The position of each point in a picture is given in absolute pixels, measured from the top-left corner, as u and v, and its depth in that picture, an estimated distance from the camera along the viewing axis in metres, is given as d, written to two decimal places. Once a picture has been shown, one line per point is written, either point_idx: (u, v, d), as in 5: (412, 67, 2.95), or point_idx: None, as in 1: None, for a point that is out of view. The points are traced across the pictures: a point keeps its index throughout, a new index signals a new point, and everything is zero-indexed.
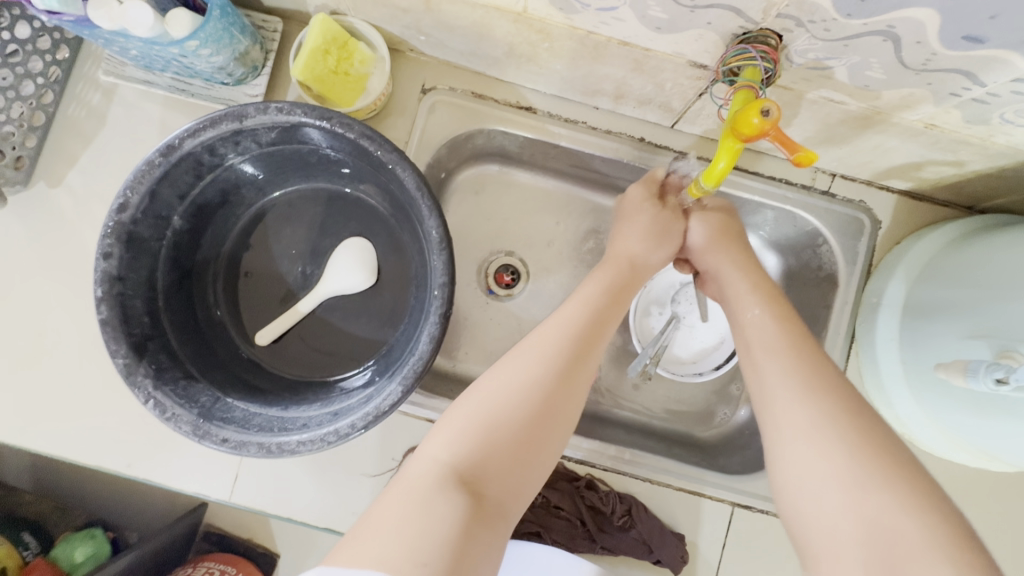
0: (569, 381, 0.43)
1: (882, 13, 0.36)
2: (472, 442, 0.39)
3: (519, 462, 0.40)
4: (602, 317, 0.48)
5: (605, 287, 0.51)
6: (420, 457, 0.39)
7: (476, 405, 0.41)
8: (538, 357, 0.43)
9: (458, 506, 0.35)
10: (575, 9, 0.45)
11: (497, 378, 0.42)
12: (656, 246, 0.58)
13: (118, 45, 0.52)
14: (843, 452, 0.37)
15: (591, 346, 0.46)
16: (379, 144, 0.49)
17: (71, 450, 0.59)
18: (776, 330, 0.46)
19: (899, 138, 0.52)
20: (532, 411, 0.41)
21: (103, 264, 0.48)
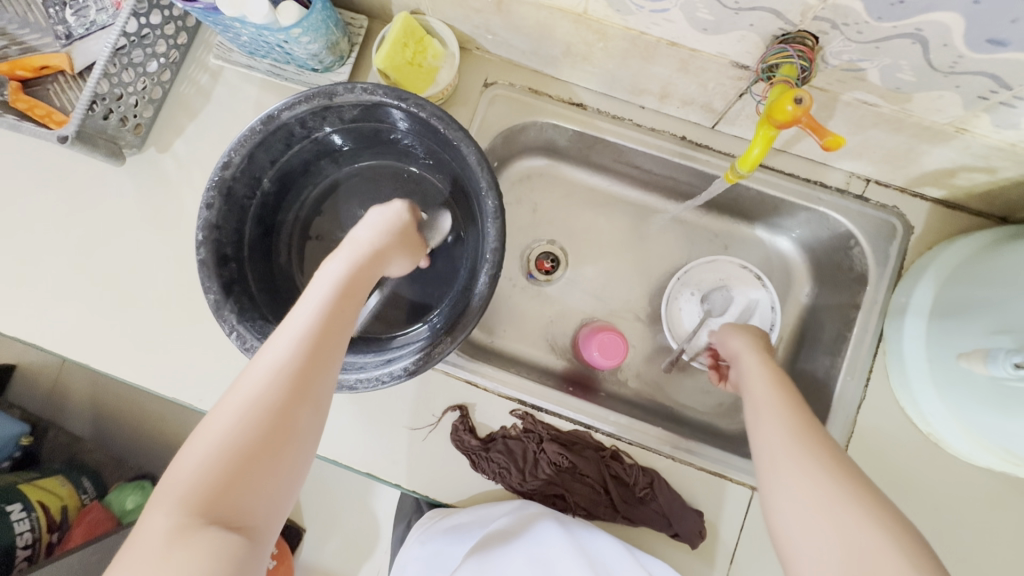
0: (304, 393, 0.41)
1: (911, 16, 0.41)
2: (211, 468, 0.37)
3: (280, 482, 0.39)
4: (335, 311, 0.46)
5: (338, 280, 0.48)
6: (167, 482, 0.37)
7: (209, 426, 0.39)
8: (266, 375, 0.41)
9: (219, 540, 0.35)
10: (630, 11, 0.51)
11: (236, 393, 0.40)
12: (400, 257, 0.55)
13: (233, 30, 0.60)
14: (827, 476, 0.40)
15: (317, 354, 0.43)
16: (448, 123, 0.55)
17: (156, 382, 0.68)
18: (771, 390, 0.50)
19: (930, 143, 0.55)
20: (255, 427, 0.39)
21: (205, 213, 0.56)
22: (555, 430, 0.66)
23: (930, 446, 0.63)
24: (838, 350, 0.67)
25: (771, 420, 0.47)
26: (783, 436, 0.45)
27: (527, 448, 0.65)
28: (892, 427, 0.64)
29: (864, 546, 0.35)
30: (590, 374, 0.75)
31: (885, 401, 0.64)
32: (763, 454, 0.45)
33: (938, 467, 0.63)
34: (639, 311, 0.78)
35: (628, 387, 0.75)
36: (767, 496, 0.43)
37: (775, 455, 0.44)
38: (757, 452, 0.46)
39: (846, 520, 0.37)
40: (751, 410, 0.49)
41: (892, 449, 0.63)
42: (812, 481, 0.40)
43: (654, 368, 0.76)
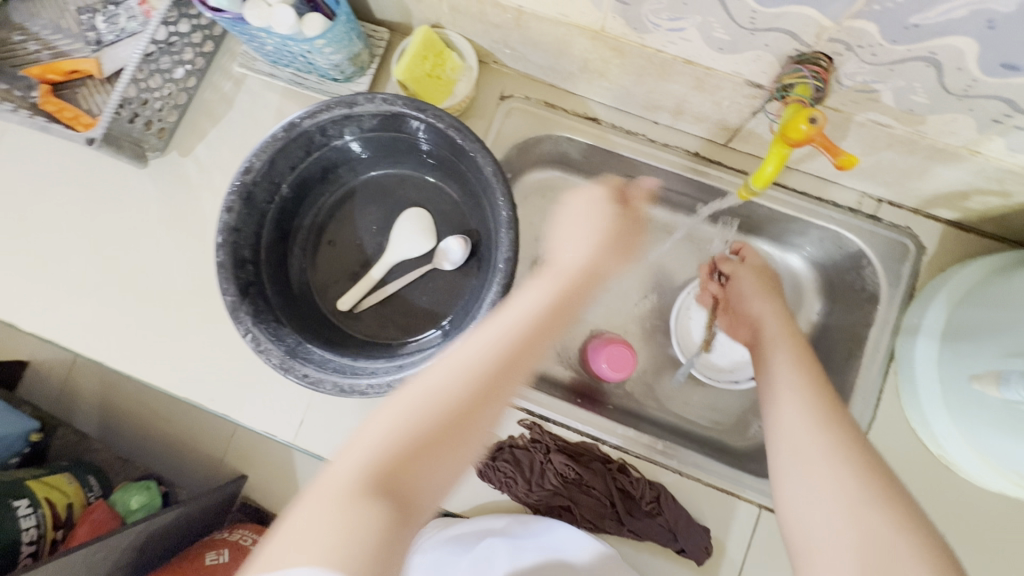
0: (503, 380, 0.40)
1: (925, 41, 0.41)
2: (411, 436, 0.36)
3: (455, 462, 0.38)
4: (553, 304, 0.46)
5: (543, 289, 0.48)
6: (350, 448, 0.36)
7: (415, 398, 0.38)
8: (473, 359, 0.40)
9: (377, 515, 0.33)
10: (647, 29, 0.52)
11: (435, 371, 0.40)
12: (616, 257, 0.55)
13: (258, 40, 0.62)
14: (854, 481, 0.44)
15: (535, 345, 0.43)
16: (465, 134, 0.57)
17: (170, 380, 0.69)
18: (797, 376, 0.54)
19: (943, 164, 0.56)
20: (466, 409, 0.38)
21: (225, 216, 0.57)
22: (562, 441, 0.66)
23: (941, 469, 0.63)
24: (848, 369, 0.67)
25: (794, 407, 0.51)
26: (808, 434, 0.49)
27: (533, 458, 0.65)
28: (902, 448, 0.63)
29: (881, 547, 0.39)
30: (598, 386, 0.75)
31: (895, 421, 0.64)
32: (787, 447, 0.49)
33: (950, 490, 0.62)
34: (649, 325, 0.78)
35: (635, 400, 0.75)
36: (783, 488, 0.48)
37: (803, 456, 0.48)
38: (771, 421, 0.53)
39: (870, 522, 0.41)
40: (771, 392, 0.55)
41: (902, 470, 0.63)
42: (837, 483, 0.44)
43: (662, 381, 0.76)
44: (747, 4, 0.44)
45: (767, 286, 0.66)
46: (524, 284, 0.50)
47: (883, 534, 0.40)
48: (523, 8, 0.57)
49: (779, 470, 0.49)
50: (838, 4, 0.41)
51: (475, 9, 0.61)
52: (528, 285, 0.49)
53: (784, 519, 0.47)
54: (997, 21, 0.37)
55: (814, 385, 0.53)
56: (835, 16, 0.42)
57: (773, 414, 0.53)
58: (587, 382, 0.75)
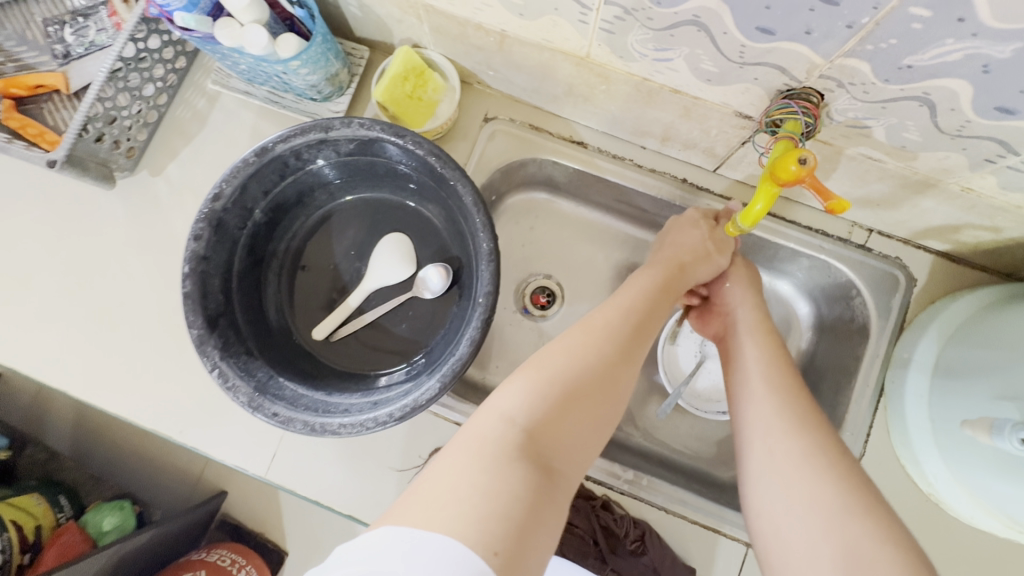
0: (620, 366, 0.47)
1: (917, 81, 0.40)
2: (545, 408, 0.42)
3: (585, 437, 0.44)
4: (654, 305, 0.54)
5: (659, 281, 0.57)
6: (490, 413, 0.42)
7: (541, 370, 0.44)
8: (601, 339, 0.48)
9: (526, 478, 0.38)
10: (633, 58, 0.51)
11: (566, 350, 0.46)
12: (710, 258, 0.61)
13: (231, 59, 0.60)
14: (831, 488, 0.43)
15: (645, 330, 0.52)
16: (445, 162, 0.54)
17: (136, 410, 0.66)
18: (769, 375, 0.53)
19: (934, 199, 0.54)
20: (590, 390, 0.45)
21: (192, 244, 0.54)
22: None
23: (932, 507, 0.61)
24: (838, 401, 0.66)
25: (768, 408, 0.50)
26: (781, 437, 0.47)
27: None
28: (892, 484, 0.62)
29: (860, 555, 0.38)
30: None
31: (885, 456, 0.62)
32: (762, 451, 0.48)
33: (940, 528, 0.61)
34: None
35: (621, 430, 0.73)
36: (759, 495, 0.46)
37: (777, 460, 0.46)
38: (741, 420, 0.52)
39: (850, 533, 0.40)
40: (744, 393, 0.53)
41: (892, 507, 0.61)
42: (815, 487, 0.43)
43: (648, 411, 0.74)
44: (736, 38, 0.42)
45: (751, 280, 0.64)
46: (638, 273, 0.58)
47: (860, 545, 0.39)
48: (506, 32, 0.55)
49: (755, 476, 0.48)
50: (829, 42, 0.39)
51: (457, 30, 0.59)
52: (641, 275, 0.58)
53: (758, 525, 0.46)
54: (993, 65, 0.36)
55: (783, 385, 0.52)
56: (826, 53, 0.40)
57: (746, 413, 0.51)
58: None
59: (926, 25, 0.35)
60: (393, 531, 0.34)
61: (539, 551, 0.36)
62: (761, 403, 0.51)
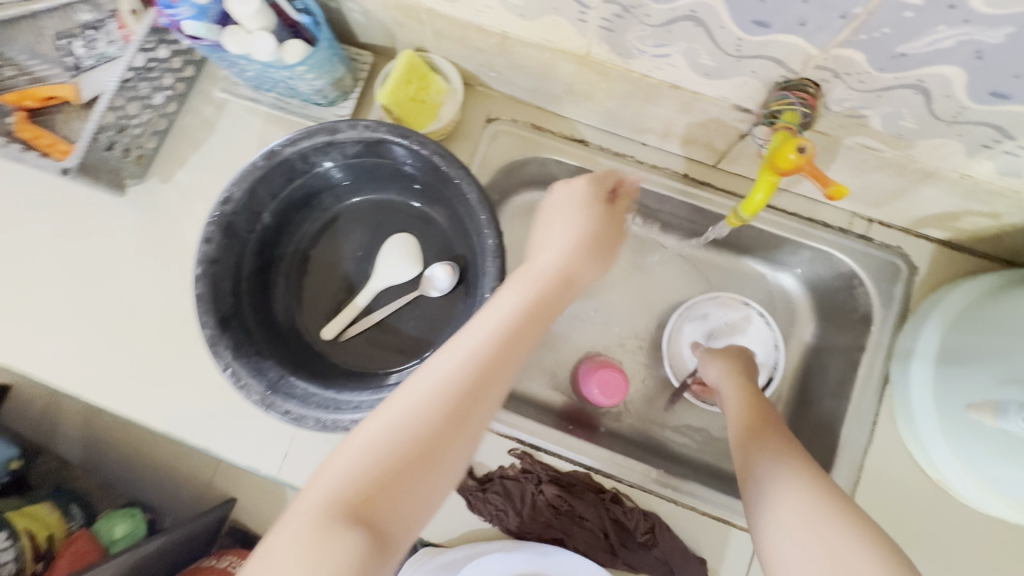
0: (467, 405, 0.39)
1: (912, 69, 0.41)
2: (370, 470, 0.36)
3: (423, 494, 0.37)
4: (519, 337, 0.43)
5: (525, 299, 0.45)
6: (314, 485, 0.37)
7: (375, 423, 0.39)
8: (437, 386, 0.40)
9: (351, 547, 0.34)
10: (633, 54, 0.52)
11: (399, 398, 0.40)
12: (594, 261, 0.51)
13: (238, 66, 0.61)
14: (809, 496, 0.42)
15: (502, 362, 0.41)
16: (450, 161, 0.55)
17: (148, 413, 0.67)
18: (745, 423, 0.53)
19: (934, 187, 0.55)
20: (422, 444, 0.38)
21: (203, 247, 0.55)
22: (554, 470, 0.65)
23: (939, 493, 0.61)
24: (844, 390, 0.66)
25: (758, 444, 0.50)
26: (764, 464, 0.47)
27: (525, 489, 0.64)
28: (900, 472, 0.62)
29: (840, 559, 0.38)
30: (589, 410, 0.74)
31: (892, 445, 0.63)
32: (754, 485, 0.47)
33: (950, 515, 0.61)
34: (641, 346, 0.77)
35: (629, 425, 0.74)
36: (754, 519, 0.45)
37: (769, 484, 0.45)
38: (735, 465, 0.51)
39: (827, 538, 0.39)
40: (734, 438, 0.53)
41: (900, 496, 0.61)
42: (797, 502, 0.42)
43: (655, 404, 0.75)
44: (733, 32, 0.43)
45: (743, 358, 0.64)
46: (501, 288, 0.47)
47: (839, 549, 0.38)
48: (508, 34, 0.56)
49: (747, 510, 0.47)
50: (824, 33, 0.40)
51: (459, 33, 0.60)
52: (505, 290, 0.47)
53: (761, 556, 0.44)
54: (985, 51, 0.37)
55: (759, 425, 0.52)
56: (821, 44, 0.41)
57: (740, 454, 0.51)
58: (578, 407, 0.74)
59: (918, 13, 0.35)
60: None
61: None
62: (747, 442, 0.51)
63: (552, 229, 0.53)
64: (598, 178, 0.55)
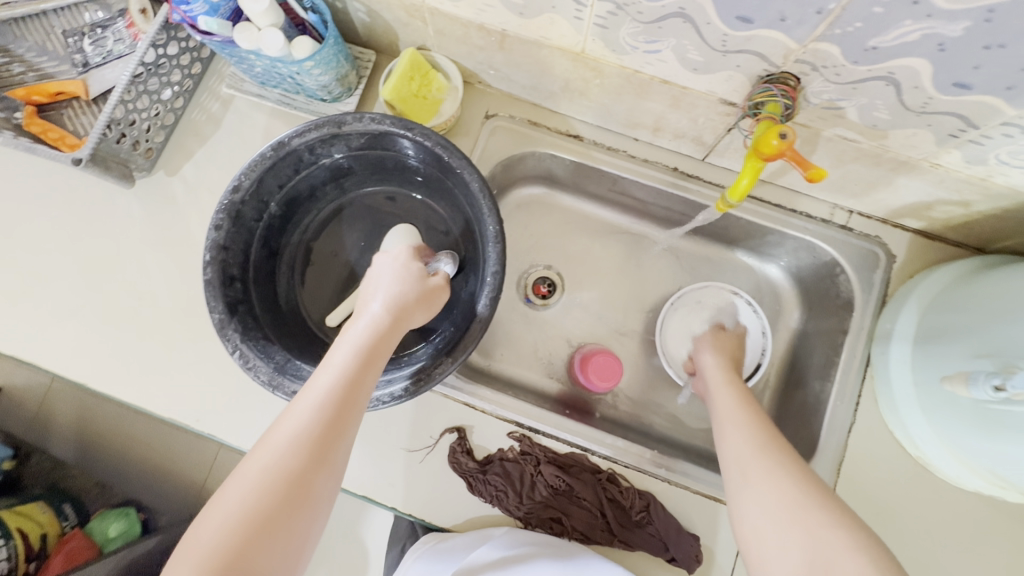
0: (324, 451, 0.42)
1: (883, 61, 0.44)
2: (235, 528, 0.38)
3: (288, 549, 0.39)
4: (348, 387, 0.45)
5: (354, 348, 0.48)
6: (189, 543, 0.38)
7: (250, 482, 0.40)
8: (284, 442, 0.41)
9: None
10: (625, 50, 0.55)
11: (266, 447, 0.42)
12: (417, 304, 0.53)
13: (247, 62, 0.63)
14: (793, 484, 0.45)
15: (336, 418, 0.43)
16: (452, 152, 0.58)
17: (153, 400, 0.68)
18: (739, 413, 0.57)
19: (908, 176, 0.59)
20: (272, 497, 0.39)
21: (213, 234, 0.57)
22: (551, 452, 0.67)
23: (919, 470, 0.64)
24: (828, 373, 0.69)
25: (740, 438, 0.53)
26: (752, 457, 0.50)
27: (524, 470, 0.66)
28: (881, 450, 0.65)
29: (820, 538, 0.40)
30: (585, 397, 0.76)
31: (875, 425, 0.66)
32: (738, 475, 0.50)
33: (929, 490, 0.64)
34: (634, 335, 0.79)
35: (624, 411, 0.76)
36: (738, 509, 0.47)
37: (752, 474, 0.48)
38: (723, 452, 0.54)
39: (812, 521, 0.41)
40: (722, 435, 0.55)
41: (882, 473, 0.64)
42: (778, 491, 0.45)
43: (648, 391, 0.77)
44: (718, 28, 0.47)
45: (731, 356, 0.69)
46: (333, 345, 0.49)
47: (822, 529, 0.40)
48: (507, 32, 0.59)
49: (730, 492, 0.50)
50: (802, 28, 0.43)
51: (460, 32, 0.63)
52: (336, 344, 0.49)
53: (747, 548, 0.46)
54: (947, 43, 0.40)
55: (751, 418, 0.55)
56: (800, 38, 0.45)
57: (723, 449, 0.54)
58: (574, 393, 0.76)
59: (886, 8, 0.39)
60: None
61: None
62: (734, 431, 0.54)
63: (377, 285, 0.54)
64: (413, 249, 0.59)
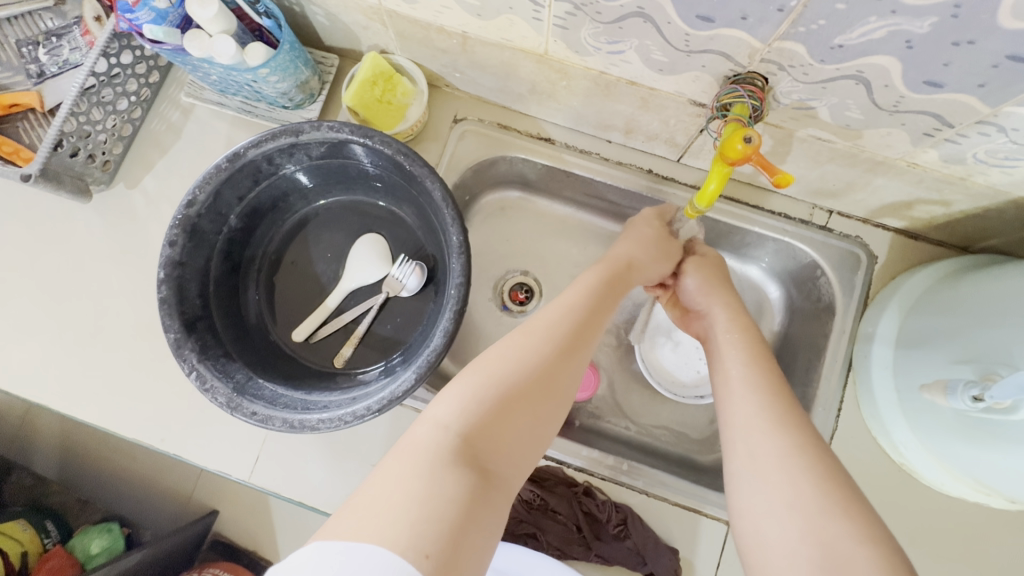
0: (575, 351, 0.50)
1: (851, 60, 0.42)
2: (481, 410, 0.42)
3: (524, 438, 0.44)
4: (599, 307, 0.54)
5: (602, 276, 0.57)
6: (427, 420, 0.42)
7: (481, 373, 0.45)
8: (533, 345, 0.48)
9: (460, 480, 0.38)
10: (589, 52, 0.53)
11: (504, 352, 0.47)
12: (654, 258, 0.63)
13: (202, 70, 0.61)
14: (811, 488, 0.41)
15: (591, 327, 0.52)
16: (413, 160, 0.56)
17: (118, 419, 0.66)
18: (752, 372, 0.51)
19: (885, 176, 0.57)
20: (532, 391, 0.45)
21: (167, 250, 0.55)
22: None
23: (904, 476, 0.62)
24: (810, 378, 0.67)
25: (749, 405, 0.48)
26: (763, 435, 0.46)
27: None
28: (866, 457, 0.63)
29: (838, 554, 0.37)
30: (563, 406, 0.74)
31: (858, 432, 0.64)
32: (742, 451, 0.46)
33: (914, 497, 0.62)
34: (613, 341, 0.78)
35: (603, 419, 0.74)
36: (741, 496, 0.44)
37: (759, 460, 0.44)
38: (728, 422, 0.49)
39: (830, 533, 0.38)
40: (727, 393, 0.51)
41: (867, 480, 0.62)
42: (792, 489, 0.41)
43: (627, 398, 0.75)
44: (680, 28, 0.45)
45: (717, 279, 0.63)
46: (581, 272, 0.59)
47: (840, 545, 0.37)
48: (468, 34, 0.57)
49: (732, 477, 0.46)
50: (764, 26, 0.41)
51: (421, 34, 0.61)
52: (584, 273, 0.59)
53: (738, 528, 0.44)
54: (915, 40, 0.38)
55: (770, 386, 0.50)
56: (763, 37, 0.43)
57: (728, 413, 0.50)
58: None
59: (848, 5, 0.37)
60: (324, 544, 0.33)
61: (477, 553, 0.36)
62: (747, 400, 0.49)
63: (625, 245, 0.63)
64: (659, 211, 0.67)
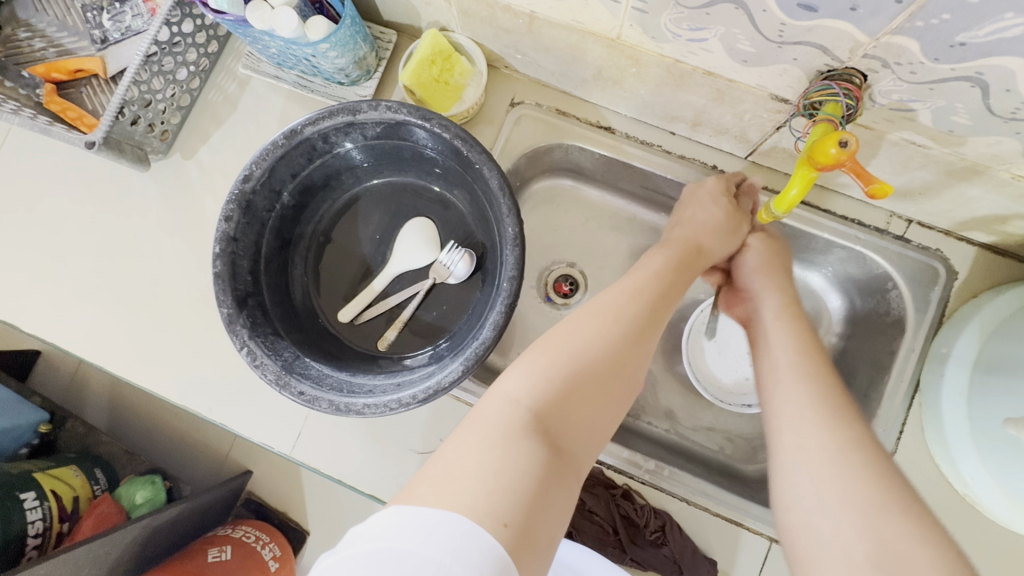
0: (645, 331, 0.47)
1: (971, 60, 0.38)
2: (551, 387, 0.41)
3: (597, 419, 0.43)
4: (671, 291, 0.52)
5: (672, 260, 0.55)
6: (495, 395, 0.41)
7: (550, 350, 0.44)
8: (604, 323, 0.46)
9: (534, 453, 0.37)
10: (667, 38, 0.49)
11: (571, 330, 0.45)
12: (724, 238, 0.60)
13: (262, 43, 0.60)
14: (868, 485, 0.39)
15: (660, 308, 0.50)
16: (471, 145, 0.54)
17: (169, 385, 0.68)
18: (803, 362, 0.49)
19: (982, 187, 0.52)
20: (605, 367, 0.44)
21: (223, 225, 0.55)
22: None
23: (967, 508, 0.59)
24: (871, 396, 0.63)
25: (798, 396, 0.46)
26: (816, 428, 0.43)
27: None
28: (925, 483, 0.60)
29: (897, 555, 0.35)
30: None
31: (918, 456, 0.60)
32: (790, 441, 0.44)
33: (975, 530, 0.58)
34: (660, 341, 0.75)
35: (643, 420, 0.72)
36: (784, 487, 0.42)
37: (806, 450, 0.43)
38: (773, 412, 0.47)
39: (887, 532, 0.37)
40: (772, 379, 0.49)
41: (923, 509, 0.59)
42: (847, 485, 0.39)
43: (669, 402, 0.73)
44: (776, 16, 0.41)
45: (774, 265, 0.60)
46: (651, 253, 0.56)
47: (903, 545, 0.36)
48: (536, 14, 0.54)
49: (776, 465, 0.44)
50: (876, 18, 0.37)
51: (486, 13, 0.58)
52: (654, 255, 0.56)
53: (783, 519, 0.42)
54: None
55: (818, 376, 0.47)
56: (871, 30, 0.39)
57: (772, 403, 0.47)
58: None
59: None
60: (400, 508, 0.33)
61: (549, 528, 0.35)
62: (797, 390, 0.47)
63: (692, 226, 0.60)
64: (726, 181, 0.63)
